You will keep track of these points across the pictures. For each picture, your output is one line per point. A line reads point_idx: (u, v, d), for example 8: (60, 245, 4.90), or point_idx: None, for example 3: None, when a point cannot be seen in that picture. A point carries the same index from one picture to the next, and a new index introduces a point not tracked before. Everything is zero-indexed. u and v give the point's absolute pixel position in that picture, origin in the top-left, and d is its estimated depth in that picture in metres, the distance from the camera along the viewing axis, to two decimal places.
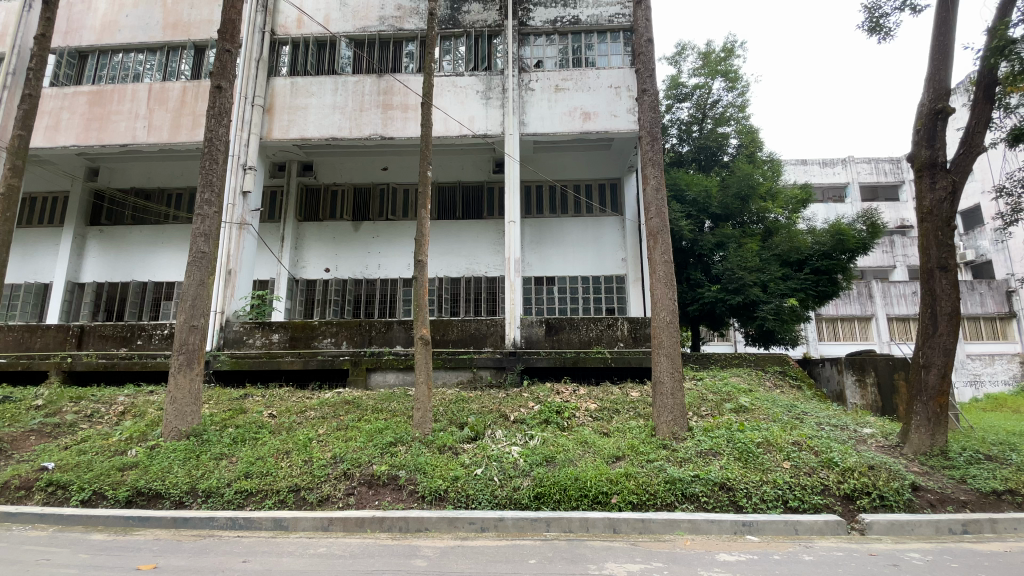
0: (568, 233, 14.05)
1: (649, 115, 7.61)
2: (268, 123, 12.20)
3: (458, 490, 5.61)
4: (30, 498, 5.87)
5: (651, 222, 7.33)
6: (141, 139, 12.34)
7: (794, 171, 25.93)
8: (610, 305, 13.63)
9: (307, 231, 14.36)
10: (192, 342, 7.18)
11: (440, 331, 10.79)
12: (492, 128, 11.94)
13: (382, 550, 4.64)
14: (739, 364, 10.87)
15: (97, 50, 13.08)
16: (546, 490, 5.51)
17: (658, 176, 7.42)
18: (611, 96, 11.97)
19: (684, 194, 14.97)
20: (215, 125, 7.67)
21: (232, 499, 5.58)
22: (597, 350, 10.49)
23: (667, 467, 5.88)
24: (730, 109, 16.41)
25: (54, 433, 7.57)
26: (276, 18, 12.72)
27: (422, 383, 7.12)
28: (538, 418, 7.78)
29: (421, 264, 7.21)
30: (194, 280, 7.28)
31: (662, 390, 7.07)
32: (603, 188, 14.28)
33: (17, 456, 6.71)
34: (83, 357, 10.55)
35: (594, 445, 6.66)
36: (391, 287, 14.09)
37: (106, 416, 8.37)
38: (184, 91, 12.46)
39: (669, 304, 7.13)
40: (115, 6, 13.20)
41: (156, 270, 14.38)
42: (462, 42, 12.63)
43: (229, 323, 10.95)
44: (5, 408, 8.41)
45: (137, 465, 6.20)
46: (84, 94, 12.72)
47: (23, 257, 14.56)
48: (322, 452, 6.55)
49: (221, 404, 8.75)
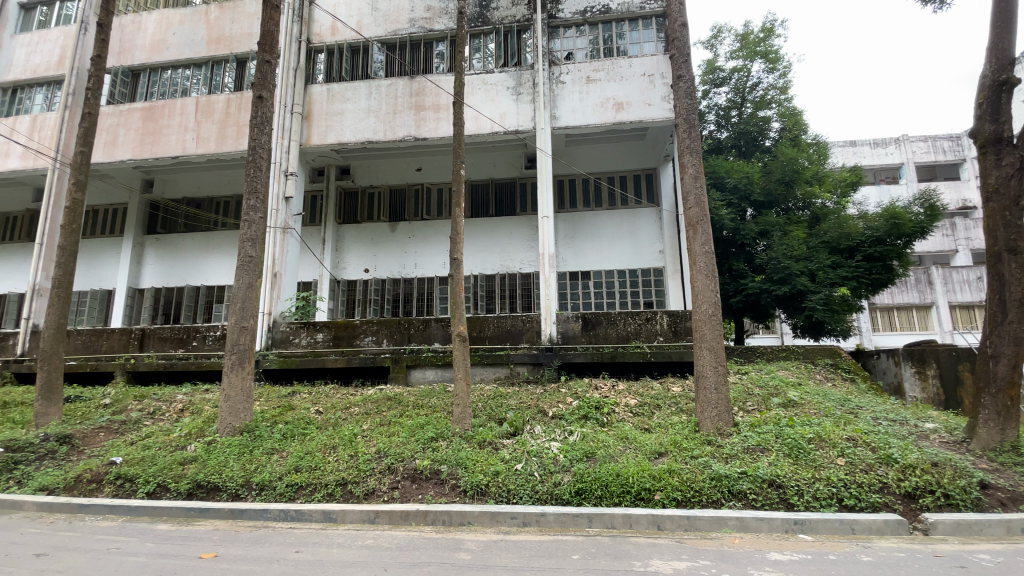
0: (602, 227, 13.86)
1: (686, 102, 7.36)
2: (307, 130, 12.60)
3: (500, 485, 5.64)
4: (101, 490, 6.28)
5: (690, 211, 7.12)
6: (191, 151, 12.96)
7: (842, 153, 24.77)
8: (648, 299, 13.35)
9: (347, 233, 14.77)
10: (243, 343, 7.49)
11: (477, 328, 10.84)
12: (524, 123, 11.88)
13: (427, 542, 4.73)
14: (787, 357, 10.46)
15: (148, 68, 13.82)
16: (587, 486, 5.48)
17: (696, 164, 7.20)
18: (644, 85, 11.70)
19: (724, 181, 14.54)
20: (258, 134, 7.96)
21: (284, 492, 5.82)
22: (636, 344, 10.29)
23: (713, 464, 5.71)
24: (771, 91, 15.83)
25: (121, 429, 8.10)
26: (311, 27, 13.10)
27: (461, 379, 7.19)
28: (577, 414, 7.74)
29: (456, 262, 7.28)
30: (244, 283, 7.60)
31: (706, 385, 6.87)
32: (638, 179, 14.04)
33: (88, 452, 7.21)
34: (145, 358, 11.22)
35: (635, 442, 6.54)
36: (429, 286, 14.31)
37: (167, 413, 8.87)
38: (228, 102, 13.00)
39: (711, 296, 6.92)
40: (163, 25, 13.93)
41: (208, 274, 15.13)
42: (491, 39, 12.64)
43: (276, 323, 11.39)
44: (77, 407, 9.06)
45: (196, 460, 6.55)
46: (138, 111, 13.45)
47: (89, 266, 15.62)
48: (367, 447, 6.73)
49: (271, 401, 9.13)
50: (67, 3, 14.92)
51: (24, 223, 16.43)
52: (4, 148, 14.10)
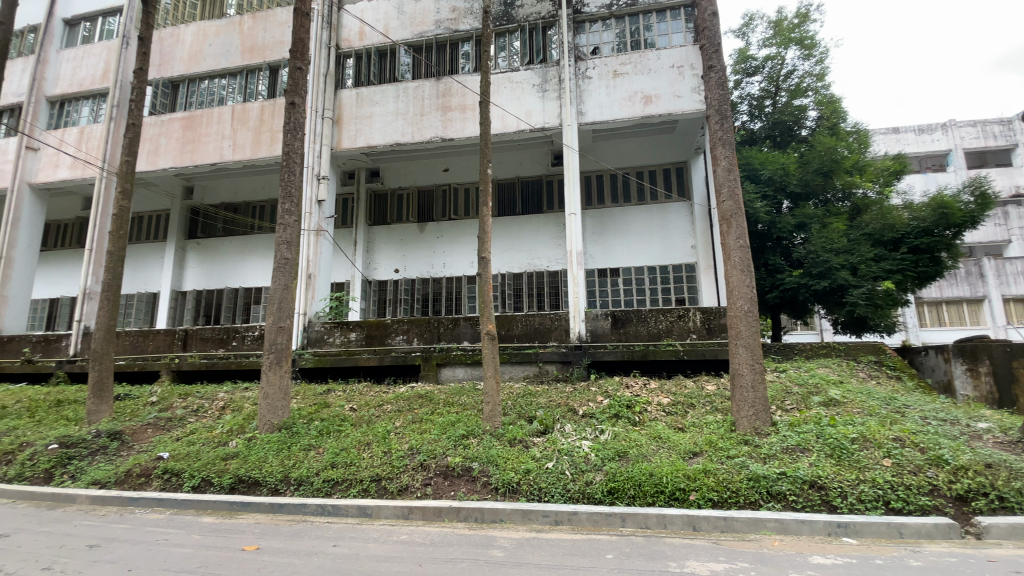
0: (631, 223, 13.67)
1: (718, 92, 7.16)
2: (338, 134, 12.86)
3: (531, 483, 5.63)
4: (149, 484, 6.58)
5: (723, 205, 6.94)
6: (228, 158, 13.42)
7: (884, 141, 23.73)
8: (680, 295, 13.09)
9: (377, 234, 15.03)
10: (280, 343, 7.71)
11: (505, 327, 10.87)
12: (550, 120, 11.81)
13: (461, 539, 4.76)
14: (828, 354, 10.07)
15: (187, 79, 14.37)
16: (620, 485, 5.40)
17: (729, 156, 7.00)
18: (673, 76, 11.47)
19: (759, 173, 14.11)
20: (291, 139, 8.17)
21: (321, 487, 5.96)
22: (668, 342, 10.09)
23: (750, 464, 5.55)
24: (807, 79, 15.30)
25: (167, 426, 8.45)
26: (340, 33, 13.38)
27: (490, 377, 7.21)
28: (607, 413, 7.64)
29: (484, 261, 7.29)
30: (280, 285, 7.82)
31: (742, 383, 6.68)
32: (668, 173, 13.78)
33: (137, 448, 7.56)
34: (188, 358, 11.68)
35: (668, 441, 6.41)
36: (457, 285, 14.41)
37: (210, 410, 9.21)
38: (263, 109, 13.39)
39: (747, 292, 6.73)
40: (200, 37, 14.46)
41: (246, 277, 15.65)
42: (516, 37, 12.62)
43: (311, 323, 11.68)
44: (127, 405, 9.53)
45: (237, 455, 6.78)
46: (178, 120, 14.01)
47: (135, 270, 16.36)
48: (400, 444, 6.83)
49: (307, 399, 9.38)
50: (110, 19, 15.64)
51: (74, 230, 17.36)
52: (55, 159, 14.90)
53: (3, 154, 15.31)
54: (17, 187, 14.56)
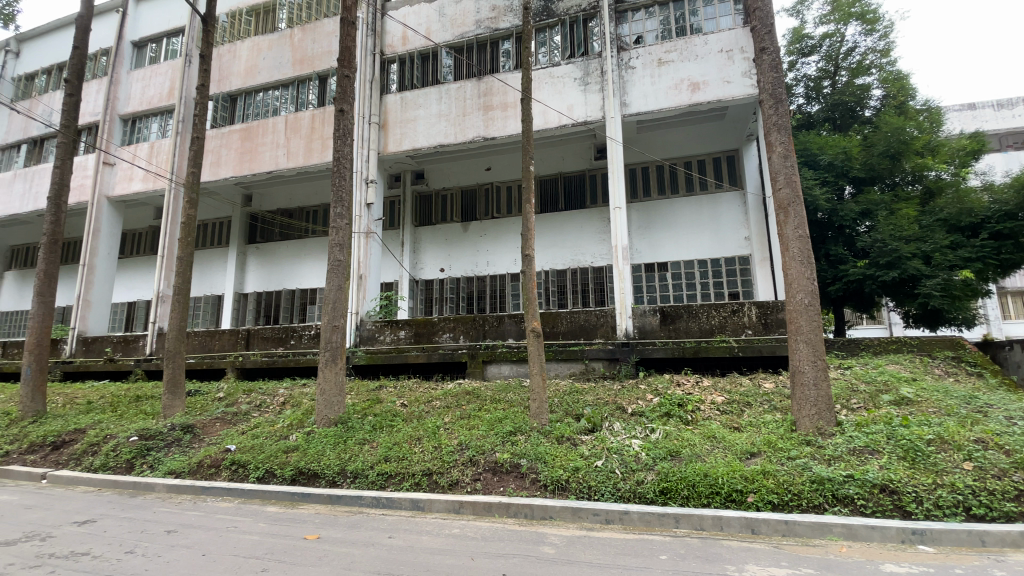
0: (679, 216, 13.30)
1: (771, 75, 6.81)
2: (384, 138, 13.23)
3: (580, 481, 5.58)
4: (219, 474, 7.01)
5: (780, 192, 6.61)
6: (283, 165, 14.07)
7: (958, 119, 21.97)
8: (733, 289, 12.58)
9: (423, 235, 15.34)
10: (335, 341, 8.00)
11: (550, 324, 10.86)
12: (593, 113, 11.65)
13: (511, 535, 4.78)
14: (898, 350, 9.41)
15: (244, 92, 15.18)
16: (673, 485, 5.27)
17: (785, 142, 6.66)
18: (722, 61, 11.02)
19: (817, 159, 13.38)
20: (341, 145, 8.46)
21: (375, 480, 6.16)
22: (721, 338, 9.74)
23: (813, 466, 5.27)
24: (869, 56, 14.37)
25: (233, 420, 8.99)
26: (384, 39, 13.74)
27: (536, 374, 7.21)
28: (658, 412, 7.45)
29: (528, 258, 7.28)
30: (334, 286, 8.12)
31: (803, 381, 6.35)
32: (717, 162, 13.30)
33: (207, 440, 8.08)
34: (251, 356, 12.34)
35: (723, 441, 6.18)
36: (502, 283, 14.49)
37: (271, 405, 9.72)
38: (313, 117, 13.96)
39: (807, 285, 6.39)
40: (255, 52, 15.23)
41: (302, 278, 16.39)
42: (557, 31, 12.53)
43: (363, 322, 12.08)
44: (198, 400, 10.22)
45: (298, 449, 7.10)
46: (236, 132, 14.82)
47: (202, 275, 17.47)
48: (449, 439, 6.96)
49: (361, 395, 9.71)
50: (173, 39, 16.75)
51: (147, 238, 18.75)
52: (129, 173, 16.11)
53: (84, 170, 16.70)
54: (97, 200, 15.85)
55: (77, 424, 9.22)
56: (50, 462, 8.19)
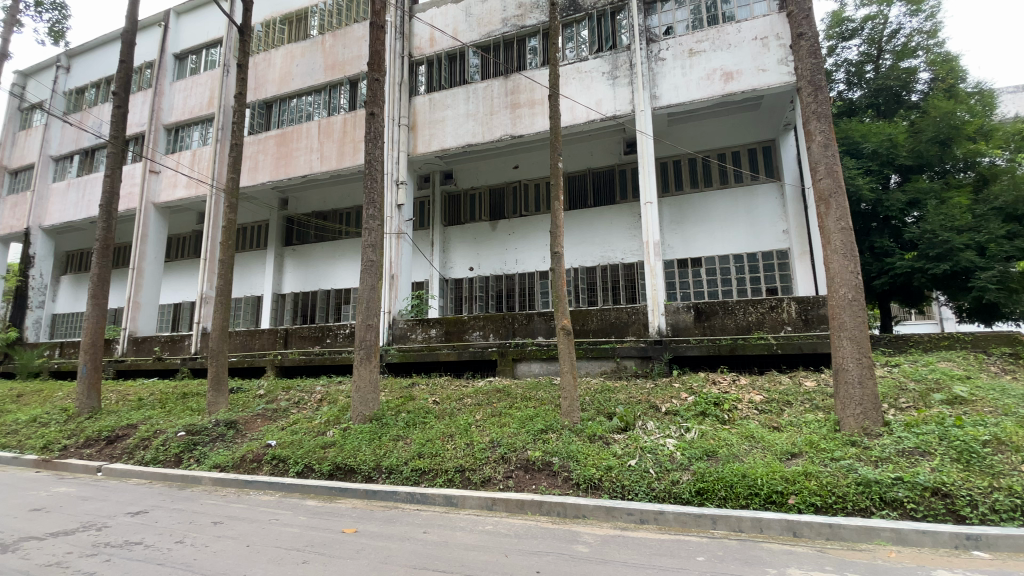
0: (712, 210, 12.99)
1: (810, 62, 6.55)
2: (413, 140, 13.41)
3: (613, 480, 5.52)
4: (261, 468, 7.27)
5: (820, 183, 6.36)
6: (317, 169, 14.45)
7: (1014, 100, 20.66)
8: (770, 285, 12.19)
9: (452, 234, 15.48)
10: (369, 339, 8.16)
11: (580, 321, 10.75)
12: (622, 107, 11.49)
13: (545, 532, 4.77)
14: (949, 346, 8.93)
15: (279, 99, 15.63)
16: (709, 486, 5.14)
17: (825, 130, 6.40)
18: (757, 49, 10.67)
19: (860, 148, 12.84)
20: (372, 147, 8.61)
21: (410, 476, 6.26)
22: (759, 335, 9.45)
23: (858, 467, 5.06)
24: (915, 37, 13.70)
25: (273, 416, 9.30)
26: (412, 42, 13.92)
27: (567, 372, 7.17)
28: (693, 411, 7.30)
29: (557, 255, 7.24)
30: (367, 285, 8.28)
31: (847, 379, 6.09)
32: (752, 154, 12.91)
33: (250, 435, 8.39)
34: (289, 355, 12.74)
35: (762, 441, 6.01)
36: (531, 281, 14.47)
37: (309, 402, 10.01)
38: (345, 121, 14.27)
39: (851, 279, 6.13)
40: (288, 59, 15.68)
41: (336, 279, 16.80)
42: (584, 26, 12.42)
43: (395, 321, 12.31)
44: (240, 397, 10.64)
45: (335, 444, 7.29)
46: (272, 138, 15.30)
47: (242, 277, 18.13)
48: (481, 436, 7.00)
49: (394, 392, 9.90)
50: (212, 50, 17.43)
51: (191, 242, 19.59)
52: (173, 180, 16.85)
53: (132, 179, 17.57)
54: (144, 207, 16.65)
55: (129, 420, 9.71)
56: (105, 456, 8.66)
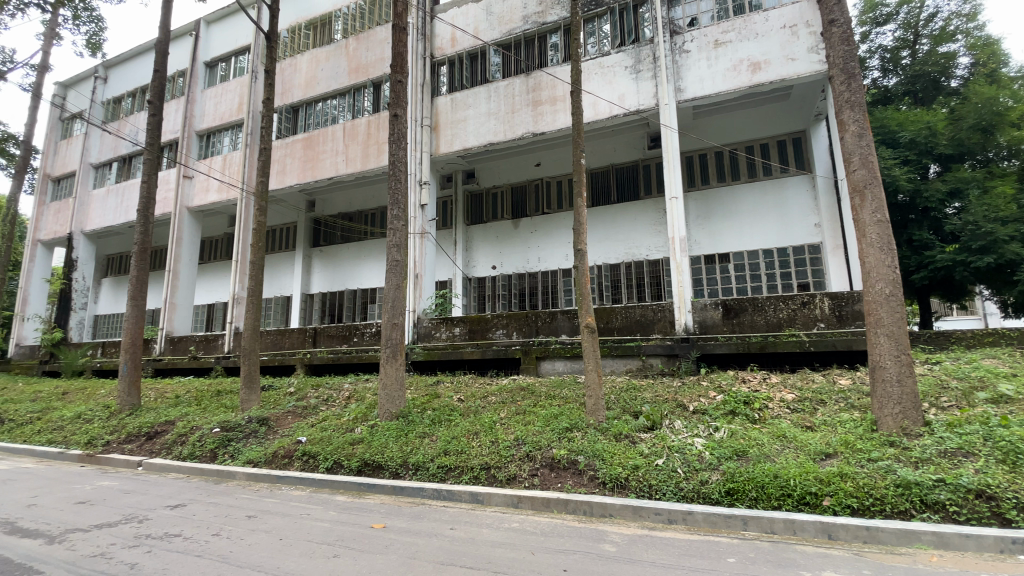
0: (740, 204, 12.70)
1: (842, 49, 6.32)
2: (436, 140, 13.51)
3: (640, 479, 5.46)
4: (292, 464, 7.45)
5: (854, 174, 6.14)
6: (342, 171, 14.71)
7: None
8: (801, 280, 11.86)
9: (475, 233, 15.54)
10: (395, 338, 8.27)
11: (605, 319, 10.65)
12: (645, 102, 11.34)
13: (572, 531, 4.76)
14: (994, 342, 8.55)
15: (305, 103, 15.96)
16: (739, 486, 5.03)
17: (859, 120, 6.18)
18: (785, 38, 10.38)
19: (897, 137, 12.38)
20: (396, 149, 8.71)
21: (436, 472, 6.33)
22: (790, 332, 9.19)
23: (897, 468, 4.87)
24: (954, 21, 13.14)
25: (303, 413, 9.52)
26: (434, 42, 14.03)
27: (592, 371, 7.11)
28: (722, 410, 7.16)
29: (580, 253, 7.20)
30: (392, 285, 8.38)
31: (884, 377, 5.88)
32: (781, 146, 12.58)
33: (281, 432, 8.62)
34: (318, 353, 13.04)
35: (795, 441, 5.85)
36: (554, 279, 14.41)
37: (338, 400, 10.21)
38: (369, 123, 14.49)
39: (888, 273, 5.91)
40: (314, 63, 15.99)
41: (362, 279, 17.08)
42: (606, 20, 12.31)
43: (420, 319, 12.45)
44: (272, 394, 10.94)
45: (363, 441, 7.42)
46: (299, 142, 15.64)
47: (272, 277, 18.60)
48: (506, 434, 7.02)
49: (420, 389, 10.02)
50: (240, 57, 17.91)
51: (223, 245, 20.20)
52: (206, 185, 17.39)
53: (167, 184, 18.21)
54: (179, 211, 17.25)
55: (167, 416, 10.10)
56: (145, 451, 9.02)
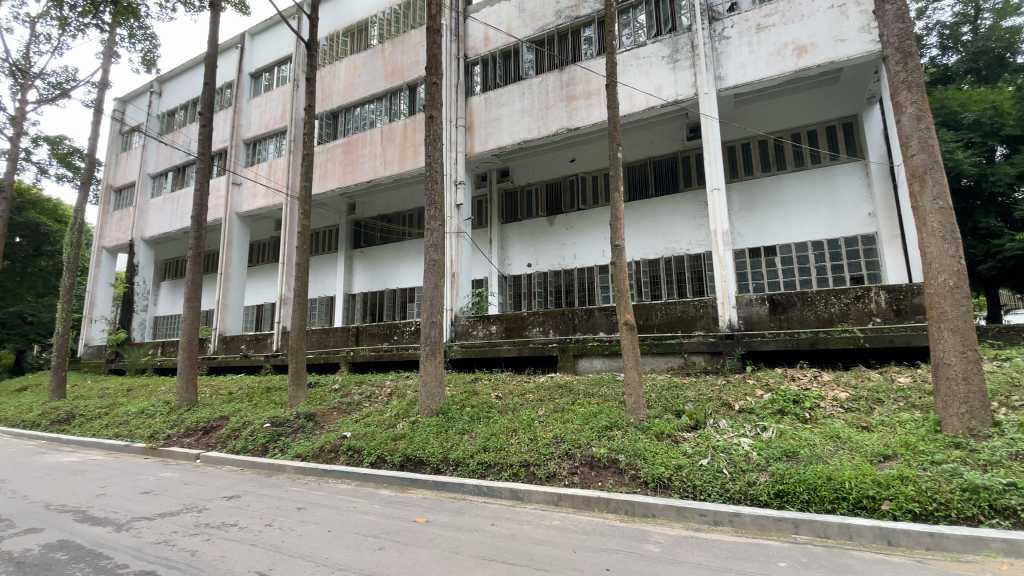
0: (786, 195, 12.19)
1: (897, 27, 5.96)
2: (470, 140, 13.62)
3: (684, 480, 5.34)
4: (338, 458, 7.70)
5: (913, 159, 5.78)
6: (380, 174, 15.05)
7: None
8: (854, 273, 11.29)
9: (510, 231, 15.58)
10: (434, 336, 8.40)
11: (644, 316, 10.48)
12: (683, 92, 11.04)
13: (613, 530, 4.71)
14: None
15: (344, 108, 16.41)
16: (789, 488, 4.84)
17: (918, 101, 5.80)
18: (834, 19, 9.86)
19: (959, 118, 11.58)
20: (432, 150, 8.85)
21: (476, 469, 6.40)
22: (843, 328, 8.75)
23: (965, 472, 4.56)
24: None
25: (347, 409, 9.83)
26: (467, 43, 14.14)
27: (632, 369, 7.00)
28: (770, 409, 6.89)
29: (617, 249, 7.08)
30: (430, 284, 8.51)
31: (949, 375, 5.51)
32: (830, 132, 11.99)
33: (327, 427, 8.93)
34: (360, 352, 13.42)
35: (850, 442, 5.58)
36: (590, 275, 14.26)
37: (380, 396, 10.48)
38: (406, 125, 14.75)
39: (952, 263, 5.53)
40: (352, 70, 16.41)
41: (401, 278, 17.45)
42: (641, 11, 12.08)
43: (457, 318, 12.61)
44: (318, 391, 11.36)
45: (404, 437, 7.60)
46: (339, 146, 16.13)
47: (316, 278, 19.28)
48: (545, 432, 7.01)
49: (459, 387, 10.16)
50: (282, 66, 18.60)
51: (269, 248, 21.08)
52: (253, 191, 18.18)
53: (218, 192, 19.14)
54: (229, 216, 18.10)
55: (221, 412, 10.64)
56: (202, 444, 9.54)
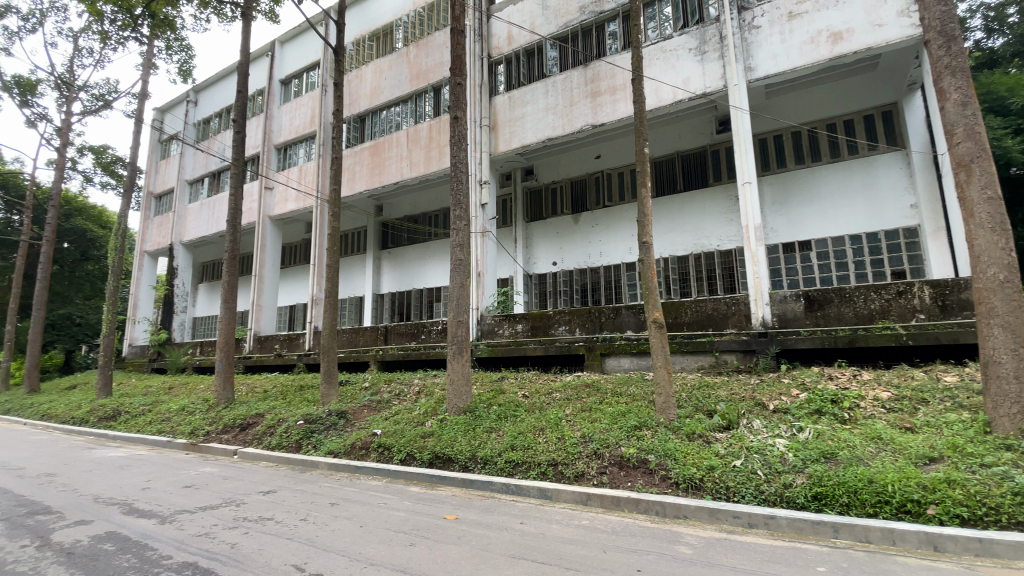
0: (821, 187, 11.78)
1: (939, 10, 5.68)
2: (495, 139, 13.65)
3: (716, 480, 5.23)
4: (369, 455, 7.86)
5: (958, 148, 5.50)
6: (407, 175, 15.24)
7: None
8: (895, 267, 10.84)
9: (535, 230, 15.54)
10: (460, 335, 8.47)
11: (673, 314, 10.31)
12: (710, 84, 10.80)
13: (644, 531, 4.65)
14: None
15: (371, 112, 16.68)
16: (828, 491, 4.68)
17: (963, 86, 5.52)
18: (870, 3, 9.47)
19: (1008, 103, 10.97)
20: (457, 151, 8.91)
21: (504, 467, 6.44)
22: (884, 325, 8.40)
23: (1017, 475, 4.33)
24: None
25: (377, 407, 10.02)
26: (491, 42, 14.19)
27: (661, 367, 6.90)
28: (807, 409, 6.68)
29: (645, 246, 6.98)
30: (457, 284, 8.56)
31: (999, 373, 5.22)
32: (867, 121, 11.53)
33: (358, 424, 9.12)
34: (389, 350, 13.65)
35: (892, 444, 5.36)
36: (617, 273, 14.11)
37: (408, 394, 10.64)
38: (431, 127, 14.92)
39: (1002, 256, 5.25)
40: (378, 74, 16.67)
41: (428, 278, 17.64)
42: (667, 3, 11.87)
43: (483, 317, 12.67)
44: (349, 389, 11.61)
45: (433, 434, 7.69)
46: (366, 149, 16.42)
47: (346, 279, 19.69)
48: (572, 431, 6.98)
49: (486, 385, 10.21)
50: (311, 72, 19.04)
51: (301, 250, 21.63)
52: (285, 194, 18.69)
53: (251, 196, 19.74)
54: (262, 220, 18.65)
55: (257, 410, 10.99)
56: (240, 441, 9.87)
